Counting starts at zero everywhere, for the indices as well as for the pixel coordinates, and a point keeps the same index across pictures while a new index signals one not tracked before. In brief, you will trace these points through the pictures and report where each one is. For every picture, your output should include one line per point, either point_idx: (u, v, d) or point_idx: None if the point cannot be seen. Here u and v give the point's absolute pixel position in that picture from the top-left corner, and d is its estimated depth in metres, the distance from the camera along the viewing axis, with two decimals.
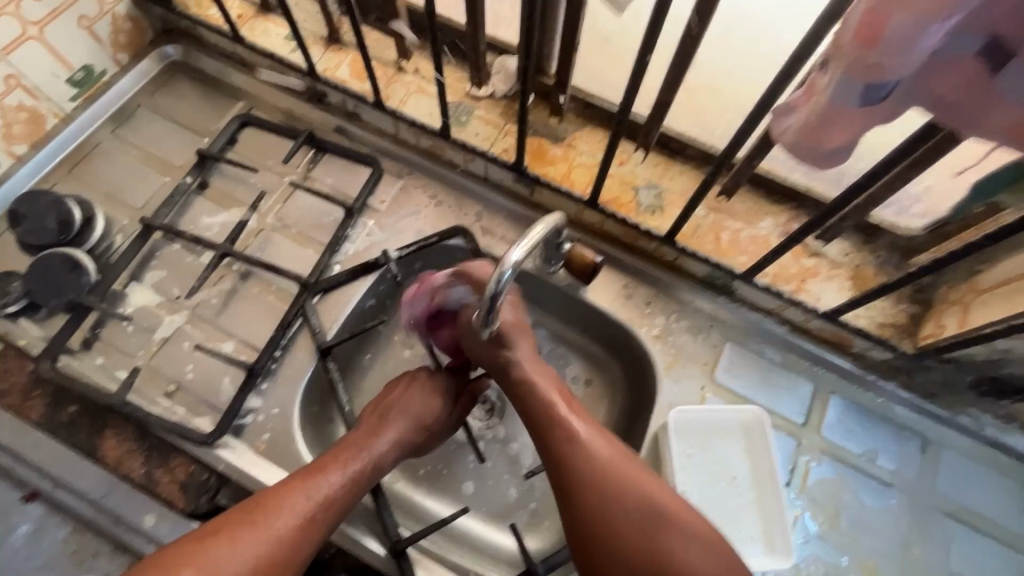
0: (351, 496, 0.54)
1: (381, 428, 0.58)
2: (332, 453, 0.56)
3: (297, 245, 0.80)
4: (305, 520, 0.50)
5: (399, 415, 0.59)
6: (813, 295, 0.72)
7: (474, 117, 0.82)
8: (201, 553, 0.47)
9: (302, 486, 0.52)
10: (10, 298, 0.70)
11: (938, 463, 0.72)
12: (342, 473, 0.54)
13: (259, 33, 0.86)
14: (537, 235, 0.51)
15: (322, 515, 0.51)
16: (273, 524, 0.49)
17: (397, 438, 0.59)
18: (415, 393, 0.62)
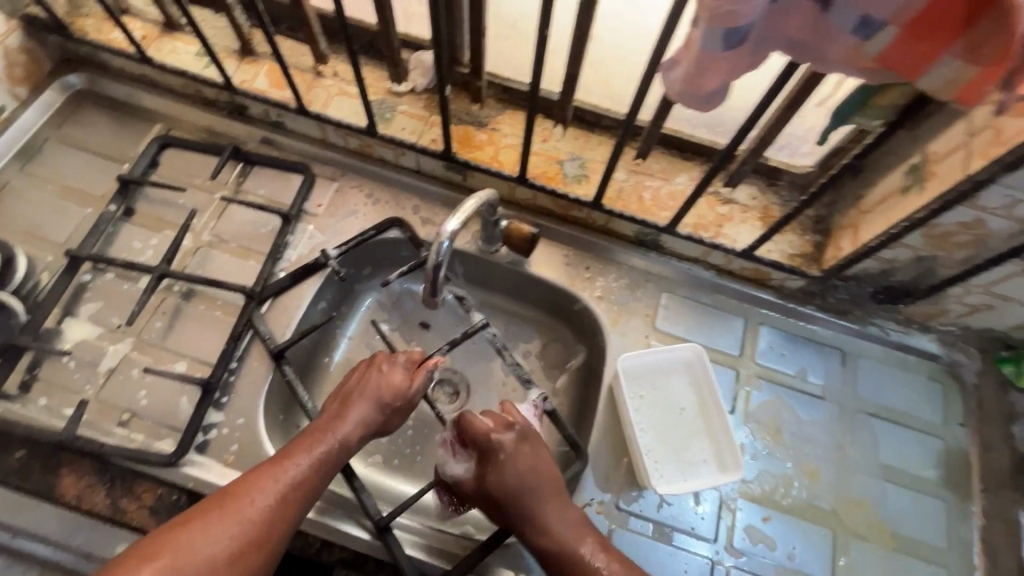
0: (321, 476, 0.56)
1: (346, 412, 0.61)
2: (299, 440, 0.58)
3: (238, 258, 0.80)
4: (277, 502, 0.53)
5: (362, 396, 0.62)
6: (731, 237, 0.79)
7: (398, 112, 0.84)
8: (174, 540, 0.49)
9: (271, 471, 0.54)
10: None
11: (857, 371, 0.81)
12: (311, 455, 0.57)
13: (166, 52, 0.85)
14: (468, 208, 0.59)
15: (293, 495, 0.54)
16: (244, 507, 0.52)
17: (363, 418, 0.61)
18: (377, 377, 0.64)
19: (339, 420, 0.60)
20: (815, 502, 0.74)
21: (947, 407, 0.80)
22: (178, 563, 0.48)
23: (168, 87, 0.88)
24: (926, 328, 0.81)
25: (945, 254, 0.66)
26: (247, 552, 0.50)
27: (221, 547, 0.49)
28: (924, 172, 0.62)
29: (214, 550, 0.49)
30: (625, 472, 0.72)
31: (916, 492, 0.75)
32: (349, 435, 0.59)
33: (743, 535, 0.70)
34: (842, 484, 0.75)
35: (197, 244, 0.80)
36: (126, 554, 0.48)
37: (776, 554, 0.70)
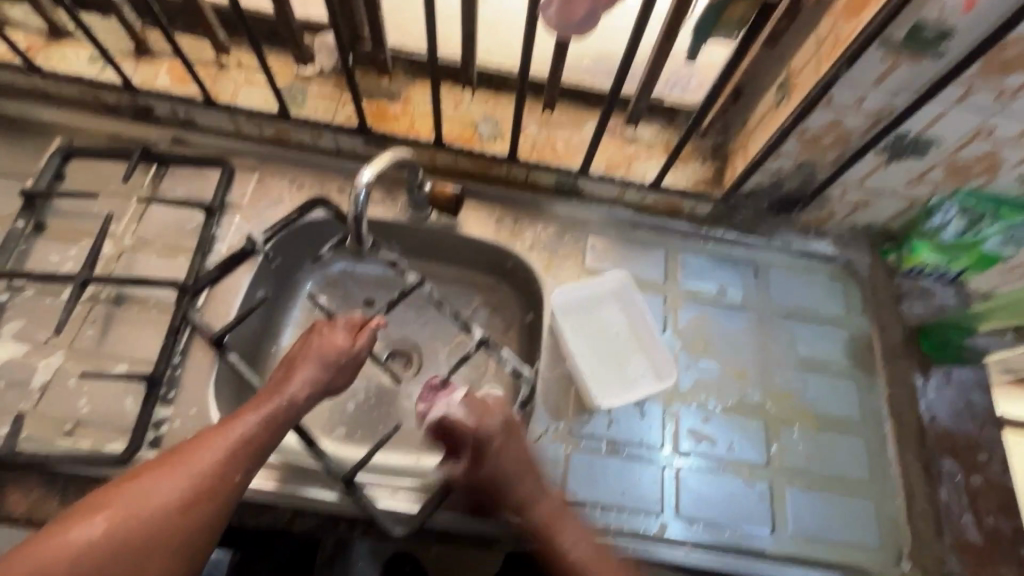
0: (270, 434, 0.59)
1: (294, 372, 0.63)
2: (252, 402, 0.61)
3: (166, 257, 0.79)
4: (225, 458, 0.56)
5: (309, 357, 0.64)
6: (640, 173, 0.86)
7: (309, 95, 0.85)
8: (126, 490, 0.52)
9: (220, 430, 0.57)
10: None
11: (770, 280, 0.89)
12: (259, 414, 0.59)
13: (55, 60, 0.83)
14: (381, 158, 0.62)
15: (243, 450, 0.57)
16: (194, 461, 0.55)
17: (312, 377, 0.64)
18: (326, 338, 0.66)
19: (288, 380, 0.63)
20: (747, 398, 0.81)
21: (848, 299, 0.89)
22: (130, 508, 0.52)
23: (62, 98, 0.86)
24: (822, 233, 0.91)
25: (820, 157, 0.75)
26: (197, 502, 0.54)
27: (171, 497, 0.53)
28: (789, 85, 0.70)
29: (163, 499, 0.52)
30: (574, 401, 0.77)
31: (832, 375, 0.83)
32: (295, 394, 0.62)
33: (687, 438, 0.77)
34: (768, 379, 0.82)
35: (119, 250, 0.79)
36: (86, 502, 0.52)
37: (718, 450, 0.77)
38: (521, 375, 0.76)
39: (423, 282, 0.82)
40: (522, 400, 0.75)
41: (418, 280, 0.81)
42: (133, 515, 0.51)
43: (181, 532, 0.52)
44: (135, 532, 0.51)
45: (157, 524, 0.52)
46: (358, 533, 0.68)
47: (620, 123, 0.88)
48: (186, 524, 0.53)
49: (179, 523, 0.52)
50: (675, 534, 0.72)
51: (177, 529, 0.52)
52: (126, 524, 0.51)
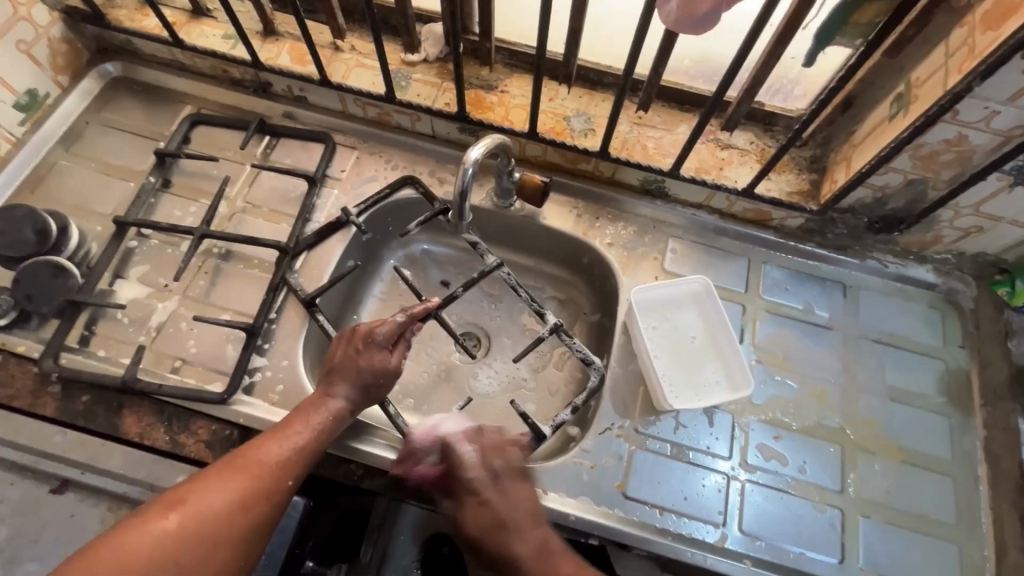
0: (319, 444, 0.63)
1: (337, 387, 0.67)
2: (296, 413, 0.64)
3: (271, 221, 0.85)
4: (285, 463, 0.59)
5: (346, 373, 0.67)
6: (732, 179, 0.84)
7: (413, 80, 0.89)
8: (192, 489, 0.53)
9: (275, 438, 0.61)
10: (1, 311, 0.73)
11: (859, 301, 0.85)
12: (311, 425, 0.63)
13: (195, 35, 0.91)
14: (488, 138, 0.65)
15: (297, 458, 0.60)
16: (255, 464, 0.57)
17: (351, 395, 0.67)
18: (364, 351, 0.68)
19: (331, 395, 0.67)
20: (826, 421, 0.77)
21: (946, 331, 0.83)
22: (200, 507, 0.52)
23: (196, 71, 0.94)
24: (923, 258, 0.86)
25: (934, 175, 0.71)
26: (258, 502, 0.55)
27: (236, 496, 0.54)
28: (908, 97, 0.66)
29: (229, 498, 0.54)
30: (642, 400, 0.76)
31: (922, 410, 0.78)
32: (340, 409, 0.66)
33: (756, 452, 0.75)
34: (849, 404, 0.78)
35: (232, 210, 0.86)
36: (149, 504, 0.52)
37: (788, 469, 0.74)
38: (591, 364, 0.76)
39: (502, 264, 0.83)
40: (591, 389, 0.74)
41: (497, 261, 0.83)
42: (200, 512, 0.52)
43: (241, 532, 0.53)
44: (207, 530, 0.51)
45: (222, 521, 0.52)
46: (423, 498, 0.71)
47: (715, 127, 0.86)
48: (246, 523, 0.54)
49: (241, 522, 0.53)
50: (736, 548, 0.70)
51: (240, 530, 0.53)
52: (198, 521, 0.51)
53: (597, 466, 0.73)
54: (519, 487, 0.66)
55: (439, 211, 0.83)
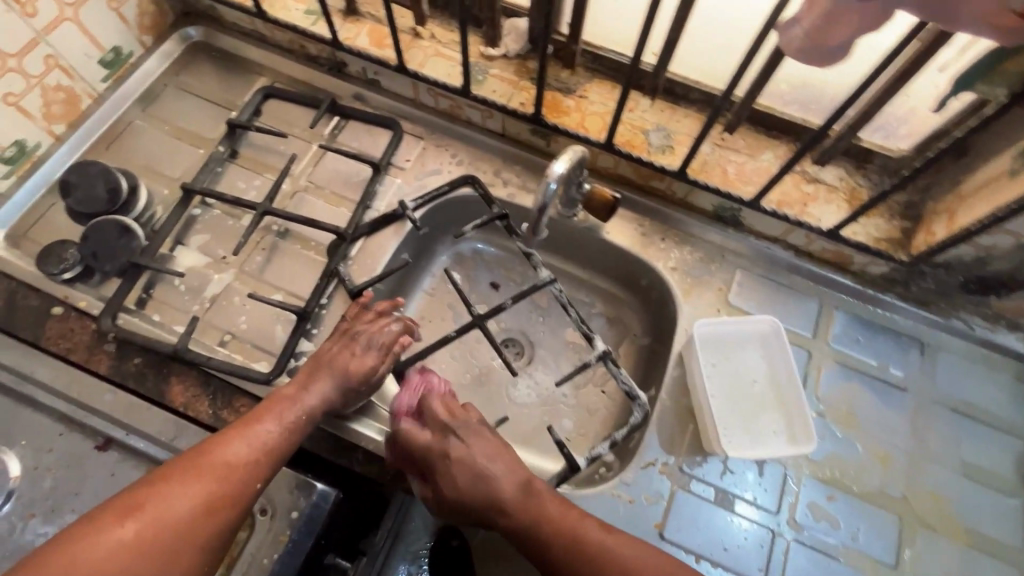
0: (289, 442, 0.61)
1: (314, 383, 0.65)
2: (266, 406, 0.63)
3: (331, 204, 0.85)
4: (251, 463, 0.57)
5: (329, 371, 0.66)
6: (815, 216, 0.79)
7: (490, 75, 0.86)
8: (149, 495, 0.52)
9: (242, 434, 0.59)
10: (67, 264, 0.75)
11: (936, 363, 0.79)
12: (281, 421, 0.61)
13: (278, 8, 0.90)
14: (573, 155, 0.63)
15: (267, 457, 0.58)
16: (219, 465, 0.56)
17: (330, 394, 0.66)
18: (355, 352, 0.68)
19: (306, 391, 0.65)
20: (887, 489, 0.72)
21: None
22: (157, 515, 0.51)
23: (274, 43, 0.94)
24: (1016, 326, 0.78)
25: None
26: (223, 507, 0.54)
27: (196, 503, 0.53)
28: None
29: (187, 503, 0.53)
30: (690, 438, 0.73)
31: (996, 491, 0.72)
32: (312, 406, 0.64)
33: (805, 511, 0.70)
34: (913, 473, 0.73)
35: (294, 188, 0.85)
36: (105, 509, 0.51)
37: (839, 534, 0.69)
38: (635, 400, 0.73)
39: (555, 280, 0.81)
40: (633, 425, 0.72)
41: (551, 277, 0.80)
42: (157, 520, 0.51)
43: (203, 537, 0.52)
44: (164, 537, 0.51)
45: (181, 529, 0.51)
46: (454, 508, 0.70)
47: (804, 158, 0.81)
48: (208, 529, 0.53)
49: (202, 529, 0.52)
50: None
51: (201, 536, 0.52)
52: (154, 530, 0.51)
53: (636, 501, 0.70)
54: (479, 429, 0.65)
55: (497, 217, 0.81)
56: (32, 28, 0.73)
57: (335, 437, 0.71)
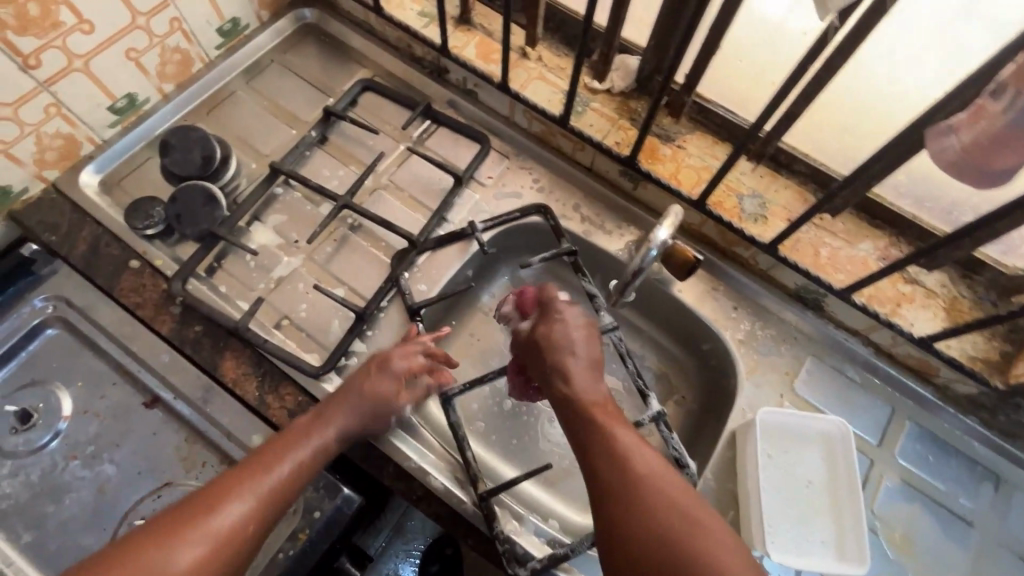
0: (324, 458, 0.62)
1: (341, 405, 0.65)
2: (282, 441, 0.61)
3: (408, 208, 0.85)
4: (292, 477, 0.58)
5: (353, 395, 0.65)
6: (907, 320, 0.74)
7: (590, 108, 0.84)
8: (192, 517, 0.52)
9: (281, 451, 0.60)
10: (152, 221, 0.77)
11: (1012, 503, 0.72)
12: (315, 439, 0.62)
13: (394, 6, 0.91)
14: (676, 220, 0.67)
15: (304, 471, 0.59)
16: (263, 481, 0.56)
17: (352, 417, 0.64)
18: (373, 378, 0.67)
19: (334, 410, 0.64)
20: None
21: None
22: (201, 533, 0.51)
23: (381, 37, 0.94)
24: None
25: None
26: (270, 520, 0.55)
27: (243, 519, 0.53)
28: None
29: (236, 520, 0.53)
30: (729, 526, 0.69)
31: None
32: (329, 438, 0.62)
33: None
34: None
35: (375, 185, 0.86)
36: (139, 535, 0.51)
37: None
38: (683, 467, 0.68)
39: (616, 327, 0.77)
40: None
41: (612, 323, 0.76)
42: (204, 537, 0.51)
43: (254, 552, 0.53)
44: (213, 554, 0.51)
45: (229, 546, 0.52)
46: (473, 544, 0.68)
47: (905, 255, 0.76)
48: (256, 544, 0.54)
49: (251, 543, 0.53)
50: None
51: (249, 549, 0.53)
52: (202, 546, 0.51)
53: None
54: (585, 333, 0.66)
55: (566, 252, 0.79)
56: None
57: (366, 445, 0.70)
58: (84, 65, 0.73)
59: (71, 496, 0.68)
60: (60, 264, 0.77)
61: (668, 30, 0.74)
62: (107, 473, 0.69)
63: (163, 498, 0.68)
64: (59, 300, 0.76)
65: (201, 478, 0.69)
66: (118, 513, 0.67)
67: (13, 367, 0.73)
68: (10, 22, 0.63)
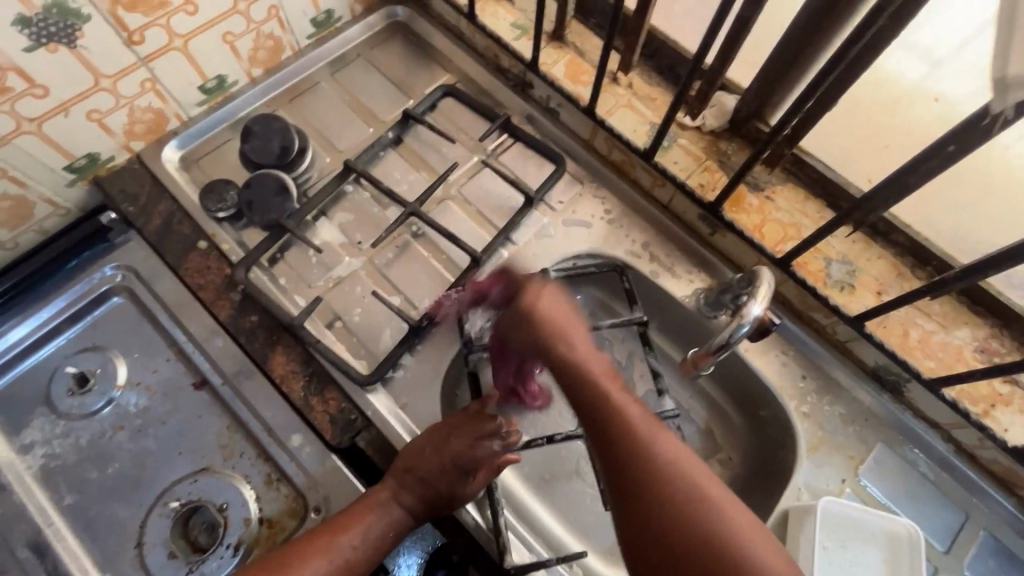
0: (425, 498, 0.63)
1: (445, 447, 0.64)
2: (356, 510, 0.62)
3: (473, 223, 0.83)
4: (390, 517, 0.62)
5: (453, 439, 0.64)
6: (1000, 423, 0.67)
7: (677, 144, 0.80)
8: (306, 550, 0.59)
9: (386, 493, 0.63)
10: (225, 206, 0.78)
11: None
12: (417, 480, 0.63)
13: (487, 14, 0.89)
14: (767, 296, 0.62)
15: (401, 510, 0.63)
16: (363, 519, 0.61)
17: (449, 463, 0.63)
18: (434, 458, 0.63)
19: (438, 450, 0.64)
20: None
21: None
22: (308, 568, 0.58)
23: (469, 43, 0.92)
24: None
25: None
26: (367, 556, 0.61)
27: (344, 556, 0.59)
28: None
29: (337, 557, 0.59)
30: None
31: None
32: (429, 484, 0.62)
33: None
34: None
35: (444, 195, 0.84)
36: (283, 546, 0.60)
37: None
38: None
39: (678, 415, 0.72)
40: None
41: (675, 410, 0.72)
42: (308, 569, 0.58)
43: None
44: None
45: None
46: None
47: (1006, 352, 0.69)
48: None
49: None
50: None
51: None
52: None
53: None
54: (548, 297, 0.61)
55: (637, 322, 0.76)
56: None
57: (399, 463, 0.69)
58: (183, 45, 0.74)
59: (113, 466, 0.69)
60: (133, 234, 0.79)
61: (778, 75, 0.70)
62: (149, 448, 0.70)
63: (199, 483, 0.68)
64: (128, 270, 0.78)
65: (238, 469, 0.69)
66: (154, 491, 0.68)
67: (79, 329, 0.76)
68: None
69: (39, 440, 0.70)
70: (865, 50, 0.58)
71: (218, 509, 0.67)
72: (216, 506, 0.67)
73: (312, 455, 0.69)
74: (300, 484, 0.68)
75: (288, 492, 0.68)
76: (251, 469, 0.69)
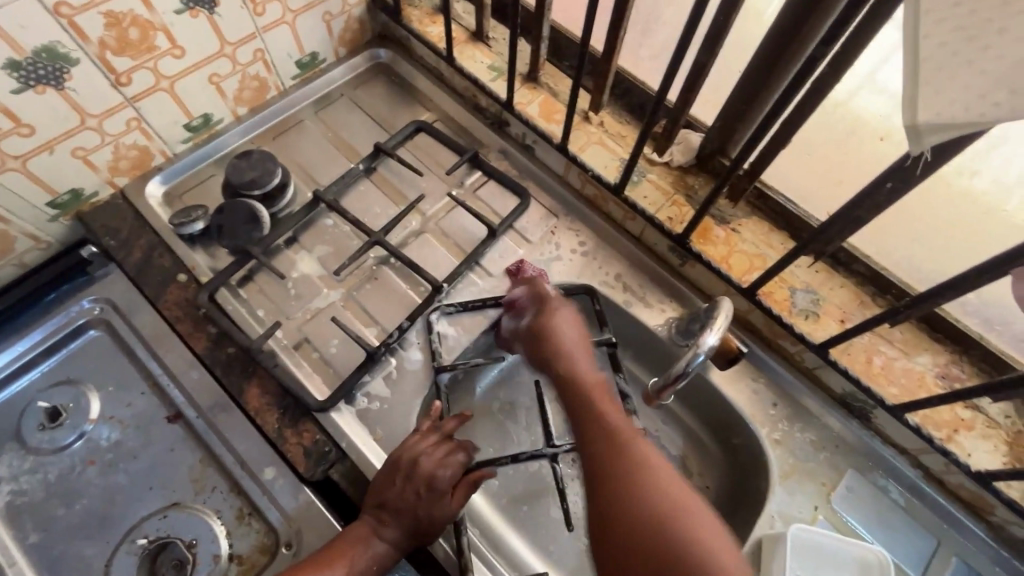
0: (404, 527, 0.62)
1: (417, 469, 0.64)
2: (334, 547, 0.61)
3: (451, 255, 0.85)
4: (371, 549, 0.61)
5: (425, 462, 0.65)
6: (964, 448, 0.69)
7: (647, 179, 0.83)
8: None
9: (366, 527, 0.62)
10: (191, 222, 0.79)
11: None
12: (394, 507, 0.62)
13: (465, 57, 0.93)
14: (725, 324, 0.64)
15: (380, 542, 0.62)
16: (342, 555, 0.60)
17: (422, 485, 0.63)
18: (407, 486, 0.63)
19: (411, 475, 0.64)
20: None
21: None
22: None
23: (448, 84, 0.97)
24: None
25: None
26: None
27: None
28: None
29: None
30: None
31: None
32: (407, 509, 0.62)
33: None
34: None
35: (422, 228, 0.87)
36: None
37: None
38: None
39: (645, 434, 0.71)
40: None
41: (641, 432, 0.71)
42: None
43: None
44: None
45: None
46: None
47: (967, 378, 0.71)
48: None
49: None
50: None
51: None
52: None
53: None
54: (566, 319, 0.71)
55: (607, 343, 0.77)
56: (255, 25, 0.80)
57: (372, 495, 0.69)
58: (169, 85, 0.77)
59: (81, 502, 0.68)
60: (113, 268, 0.80)
61: (738, 115, 0.73)
62: (119, 483, 0.69)
63: (168, 519, 0.67)
64: (106, 303, 0.78)
65: (209, 503, 0.69)
66: (123, 527, 0.67)
67: (54, 362, 0.76)
68: (111, 43, 0.67)
69: (7, 476, 0.69)
70: (811, 93, 0.62)
71: (187, 545, 0.66)
72: (185, 542, 0.66)
73: (285, 488, 0.68)
74: (272, 518, 0.67)
75: (259, 527, 0.68)
76: (223, 503, 0.69)
